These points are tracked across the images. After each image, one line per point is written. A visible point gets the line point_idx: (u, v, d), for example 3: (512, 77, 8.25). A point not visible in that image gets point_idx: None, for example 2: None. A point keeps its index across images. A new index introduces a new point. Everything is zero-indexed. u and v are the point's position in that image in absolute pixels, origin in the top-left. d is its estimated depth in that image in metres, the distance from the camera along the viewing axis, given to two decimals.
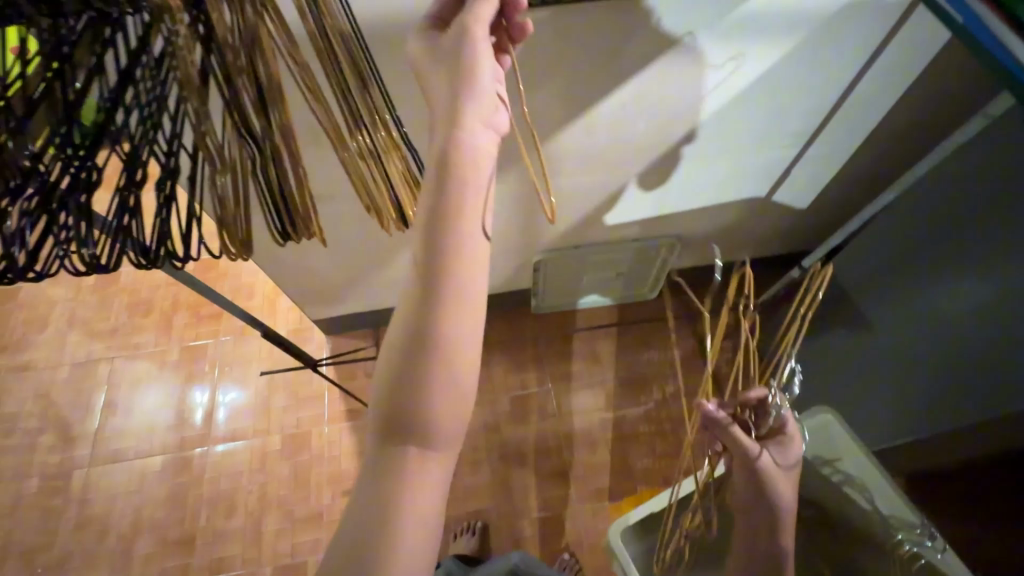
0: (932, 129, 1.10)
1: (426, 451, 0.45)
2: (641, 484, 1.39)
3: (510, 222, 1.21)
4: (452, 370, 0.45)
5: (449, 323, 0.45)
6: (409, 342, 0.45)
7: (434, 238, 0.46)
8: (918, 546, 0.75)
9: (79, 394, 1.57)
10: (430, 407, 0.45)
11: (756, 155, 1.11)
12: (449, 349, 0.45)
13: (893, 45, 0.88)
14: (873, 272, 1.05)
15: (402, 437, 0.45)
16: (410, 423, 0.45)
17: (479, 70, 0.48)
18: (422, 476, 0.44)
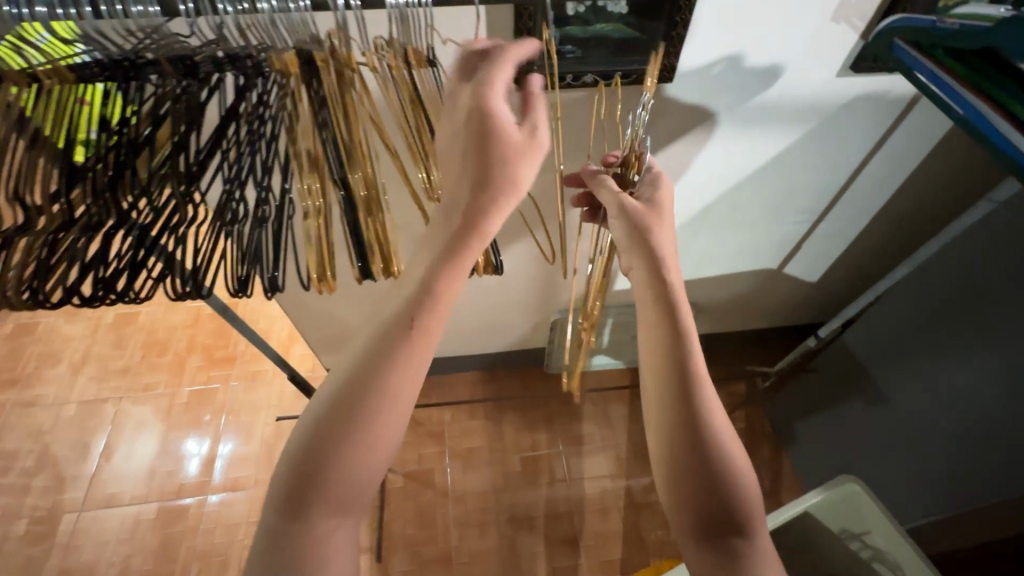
0: (934, 212, 1.17)
1: (336, 522, 0.43)
2: (655, 559, 1.33)
3: (532, 281, 1.25)
4: (371, 449, 0.44)
5: (384, 403, 0.44)
6: (339, 409, 0.43)
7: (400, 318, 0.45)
8: None
9: (82, 434, 1.54)
10: (345, 481, 0.43)
11: (770, 227, 1.16)
12: (376, 429, 0.44)
13: (897, 135, 0.96)
14: (888, 344, 1.08)
15: (311, 507, 0.42)
16: (319, 493, 0.42)
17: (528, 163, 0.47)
18: (326, 547, 0.43)
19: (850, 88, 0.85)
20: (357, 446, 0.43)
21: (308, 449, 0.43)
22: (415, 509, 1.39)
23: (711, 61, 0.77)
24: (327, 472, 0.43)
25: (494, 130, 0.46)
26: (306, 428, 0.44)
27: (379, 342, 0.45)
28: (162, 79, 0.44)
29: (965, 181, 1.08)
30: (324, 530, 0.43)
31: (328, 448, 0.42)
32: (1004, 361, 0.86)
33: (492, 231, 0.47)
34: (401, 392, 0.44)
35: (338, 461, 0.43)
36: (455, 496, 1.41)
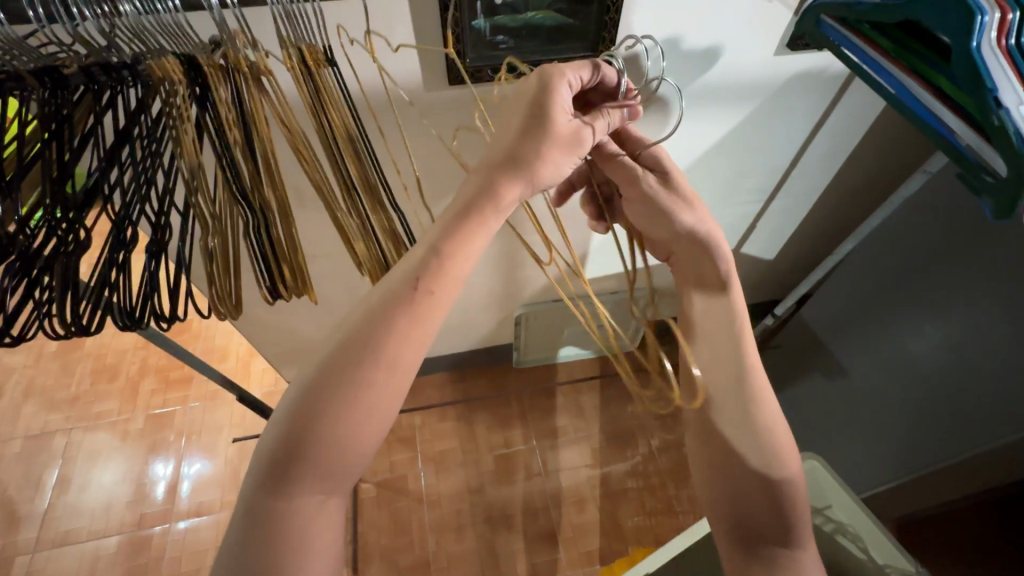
0: (880, 186, 1.19)
1: (322, 484, 0.46)
2: (634, 546, 1.33)
3: (492, 278, 1.23)
4: (366, 418, 0.47)
5: (384, 372, 0.47)
6: (337, 372, 0.46)
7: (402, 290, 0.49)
8: None
9: (30, 470, 1.46)
10: (335, 441, 0.46)
11: (722, 209, 1.16)
12: (372, 395, 0.47)
13: (838, 111, 0.97)
14: (841, 316, 1.11)
15: (301, 464, 0.45)
16: (310, 452, 0.45)
17: (550, 149, 0.52)
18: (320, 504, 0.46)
19: (788, 66, 0.85)
20: (352, 411, 0.46)
21: (296, 419, 0.45)
22: (390, 517, 1.36)
23: (649, 45, 0.75)
24: (314, 435, 0.45)
25: (544, 132, 0.51)
26: (300, 390, 0.47)
27: (377, 310, 0.48)
28: (27, 94, 0.40)
29: (908, 152, 1.10)
30: (316, 490, 0.46)
31: (319, 411, 0.45)
32: (956, 328, 0.87)
33: (504, 210, 0.52)
34: (399, 367, 0.48)
35: (334, 424, 0.46)
36: (430, 500, 1.39)
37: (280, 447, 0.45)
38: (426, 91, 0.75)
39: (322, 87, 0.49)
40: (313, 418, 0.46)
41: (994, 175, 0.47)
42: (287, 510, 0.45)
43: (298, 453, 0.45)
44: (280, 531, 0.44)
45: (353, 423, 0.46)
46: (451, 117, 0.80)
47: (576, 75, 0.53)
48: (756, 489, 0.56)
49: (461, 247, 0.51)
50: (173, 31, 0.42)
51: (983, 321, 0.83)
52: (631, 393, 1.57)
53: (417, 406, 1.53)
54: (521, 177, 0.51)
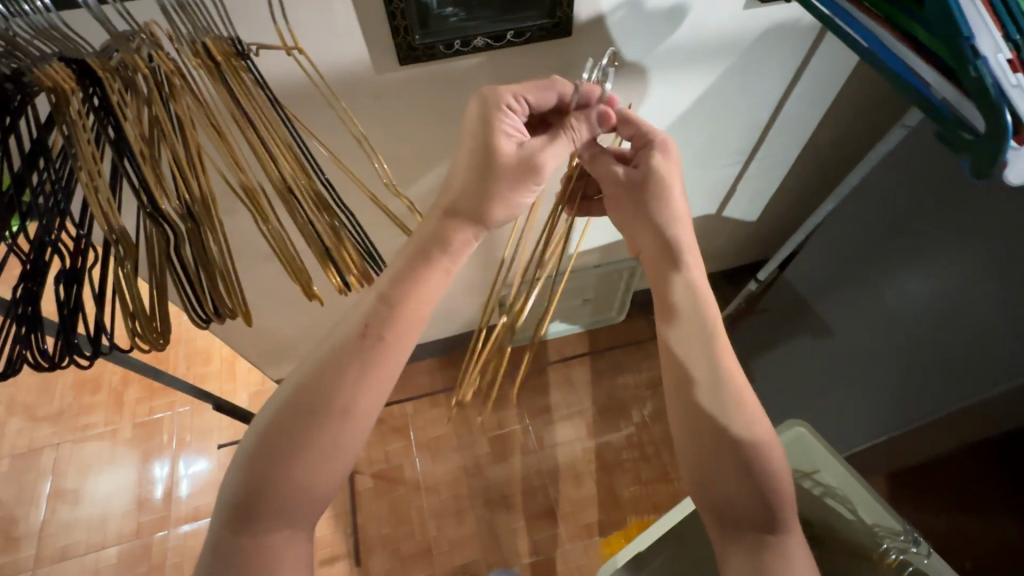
0: (861, 141, 1.16)
1: (287, 526, 0.51)
2: (632, 516, 1.35)
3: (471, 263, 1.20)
4: (318, 464, 0.51)
5: (335, 421, 0.52)
6: (290, 423, 0.51)
7: (360, 343, 0.54)
8: (904, 553, 0.73)
9: (22, 487, 1.44)
10: (294, 486, 0.51)
11: (701, 174, 1.13)
12: (327, 444, 0.51)
13: (814, 65, 0.93)
14: (826, 276, 1.09)
15: (262, 513, 0.50)
16: (272, 500, 0.50)
17: (498, 181, 0.57)
18: (285, 543, 0.51)
19: (759, 20, 0.81)
20: (309, 458, 0.51)
21: (255, 464, 0.50)
22: (389, 506, 1.36)
23: (613, 6, 0.71)
24: (274, 485, 0.50)
25: (495, 173, 0.57)
26: (261, 440, 0.51)
27: (332, 360, 0.53)
28: None
29: (889, 103, 1.06)
30: (275, 533, 0.50)
31: (278, 463, 0.50)
32: (943, 279, 0.85)
33: (457, 257, 0.58)
34: (355, 409, 0.53)
35: (289, 470, 0.50)
36: (427, 487, 1.39)
37: (246, 490, 0.50)
38: (377, 74, 0.70)
39: (234, 83, 0.48)
40: (271, 467, 0.50)
41: (972, 132, 0.44)
42: (256, 543, 0.50)
43: (264, 494, 0.50)
44: (252, 563, 0.49)
45: (310, 469, 0.51)
46: (407, 102, 0.75)
47: (515, 97, 0.58)
48: (731, 477, 0.53)
49: (409, 290, 0.56)
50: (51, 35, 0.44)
51: (968, 274, 0.81)
52: (621, 365, 1.56)
53: (408, 394, 1.52)
54: (470, 226, 0.57)
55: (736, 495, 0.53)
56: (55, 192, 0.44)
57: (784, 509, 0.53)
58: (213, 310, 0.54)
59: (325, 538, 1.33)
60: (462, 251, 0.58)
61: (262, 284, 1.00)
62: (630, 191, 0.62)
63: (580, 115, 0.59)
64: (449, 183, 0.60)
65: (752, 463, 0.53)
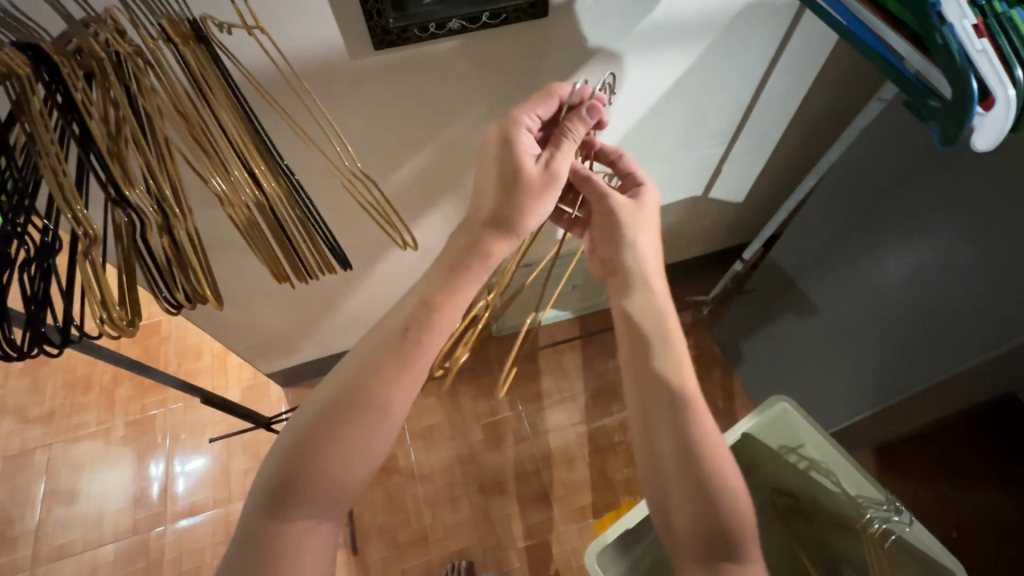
0: (843, 117, 1.16)
1: (317, 519, 0.52)
2: (625, 497, 1.36)
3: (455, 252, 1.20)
4: (357, 458, 0.53)
5: (374, 417, 0.54)
6: (332, 414, 0.53)
7: (402, 341, 0.57)
8: (887, 523, 0.75)
9: (16, 488, 1.44)
10: (330, 478, 0.52)
11: (683, 155, 1.13)
12: (366, 439, 0.54)
13: (794, 42, 0.93)
14: (810, 253, 1.10)
15: (297, 503, 0.51)
16: (307, 491, 0.51)
17: (525, 191, 0.60)
18: (313, 536, 0.51)
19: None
20: (348, 451, 0.53)
21: (297, 451, 0.52)
22: (384, 495, 1.37)
23: None
24: (313, 474, 0.52)
25: (521, 187, 0.60)
26: (304, 427, 0.53)
27: (376, 356, 0.56)
28: None
29: (870, 78, 1.06)
30: (305, 523, 0.51)
31: (319, 451, 0.52)
32: (925, 254, 0.86)
33: (491, 262, 0.61)
34: (394, 407, 0.55)
35: (330, 460, 0.52)
36: (422, 475, 1.40)
37: (278, 476, 0.51)
38: (352, 60, 0.69)
39: (198, 72, 0.49)
40: (313, 456, 0.52)
41: (941, 99, 0.45)
42: (281, 531, 0.50)
43: (295, 480, 0.51)
44: (274, 551, 0.49)
45: (349, 461, 0.53)
46: (382, 89, 0.75)
47: (530, 117, 0.63)
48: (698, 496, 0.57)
49: (447, 294, 0.59)
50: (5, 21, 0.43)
51: (946, 249, 0.82)
52: (612, 349, 1.57)
53: None
54: (507, 237, 0.61)
55: (706, 515, 0.56)
56: (16, 182, 0.44)
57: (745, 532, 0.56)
58: (184, 297, 0.54)
59: None
60: (498, 259, 0.62)
61: (246, 277, 0.99)
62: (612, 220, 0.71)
63: (573, 115, 0.63)
64: (481, 198, 0.64)
65: (717, 484, 0.57)
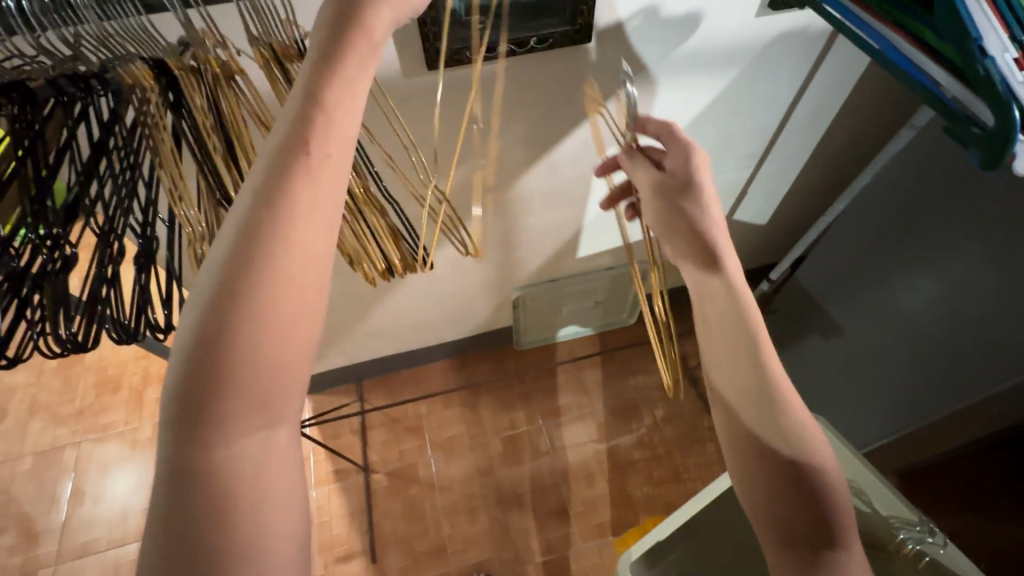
0: (867, 144, 1.19)
1: (268, 427, 0.36)
2: (644, 516, 1.36)
3: (483, 264, 1.23)
4: (279, 334, 0.35)
5: (276, 286, 0.35)
6: (223, 281, 0.34)
7: (293, 160, 0.36)
8: (921, 544, 0.75)
9: (43, 485, 1.47)
10: (251, 371, 0.34)
11: (710, 177, 1.16)
12: (286, 308, 0.35)
13: (823, 69, 0.96)
14: (833, 277, 1.12)
15: (207, 412, 0.34)
16: (227, 398, 0.34)
17: None
18: (267, 455, 0.36)
19: (770, 27, 0.84)
20: (257, 332, 0.34)
21: (195, 341, 0.34)
22: (403, 505, 1.38)
23: (629, 14, 0.74)
24: (222, 367, 0.34)
25: None
26: (198, 305, 0.35)
27: (270, 180, 0.36)
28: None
29: (895, 106, 1.10)
30: (244, 443, 0.35)
31: (221, 335, 0.34)
32: (949, 279, 0.88)
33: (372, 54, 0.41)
34: (311, 252, 0.36)
35: (240, 349, 0.34)
36: (441, 485, 1.41)
37: (181, 384, 0.34)
38: (405, 77, 0.73)
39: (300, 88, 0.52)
40: (222, 341, 0.34)
41: (983, 127, 0.47)
42: (212, 454, 0.34)
43: (209, 379, 0.34)
44: (209, 486, 0.34)
45: (273, 346, 0.35)
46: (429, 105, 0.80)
47: None
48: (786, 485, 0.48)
49: (342, 92, 0.39)
50: (139, 36, 0.48)
51: (971, 275, 0.84)
52: (632, 366, 1.58)
53: (422, 395, 1.54)
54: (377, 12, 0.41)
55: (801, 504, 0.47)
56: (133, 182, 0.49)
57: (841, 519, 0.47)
58: None
59: (342, 534, 1.34)
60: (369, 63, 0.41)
61: None
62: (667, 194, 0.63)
63: None
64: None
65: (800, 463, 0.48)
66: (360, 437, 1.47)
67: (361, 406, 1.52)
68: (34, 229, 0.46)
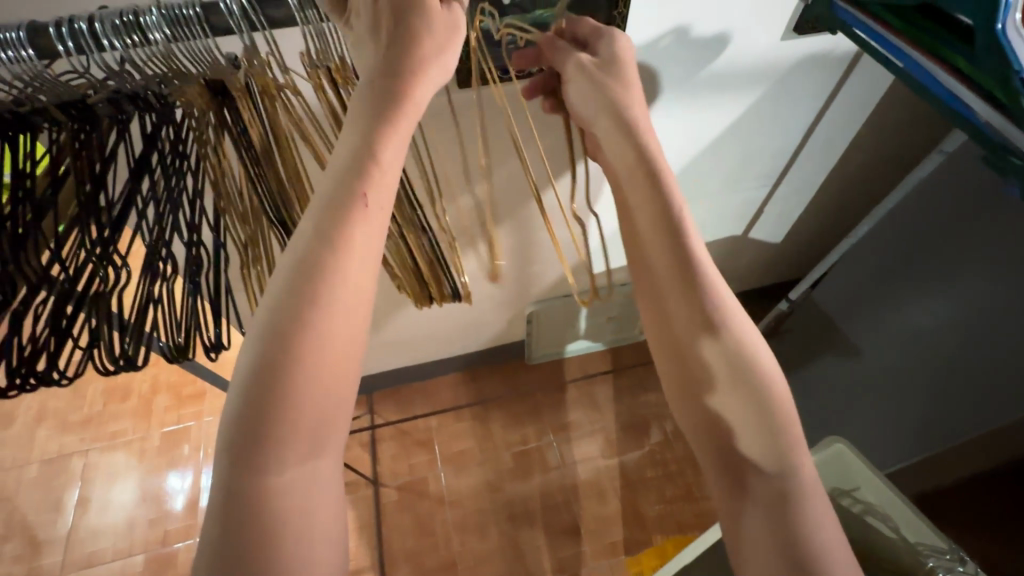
0: (885, 165, 1.20)
1: (311, 457, 0.35)
2: (657, 535, 1.34)
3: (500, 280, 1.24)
4: (324, 364, 0.35)
5: (329, 314, 0.35)
6: (273, 319, 0.35)
7: (341, 201, 0.37)
8: (951, 571, 0.74)
9: (50, 494, 1.45)
10: (296, 401, 0.34)
11: (729, 196, 1.16)
12: (330, 338, 0.35)
13: (847, 89, 0.97)
14: (853, 296, 1.12)
15: (258, 450, 0.34)
16: (277, 432, 0.34)
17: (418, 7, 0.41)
18: (313, 488, 0.35)
19: (796, 49, 0.85)
20: (303, 359, 0.34)
21: (249, 379, 0.34)
22: (413, 520, 1.37)
23: (657, 35, 0.75)
24: (274, 403, 0.34)
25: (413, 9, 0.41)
26: (249, 342, 0.35)
27: (323, 220, 0.37)
28: (60, 129, 0.47)
29: (913, 129, 1.10)
30: (287, 477, 0.34)
31: (273, 371, 0.34)
32: (984, 297, 0.91)
33: (421, 102, 0.41)
34: (353, 279, 0.36)
35: (295, 386, 0.34)
36: (451, 500, 1.39)
37: (234, 422, 0.34)
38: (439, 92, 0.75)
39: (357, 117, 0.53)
40: (274, 376, 0.34)
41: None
42: (260, 489, 0.33)
43: (261, 416, 0.34)
44: (257, 526, 0.33)
45: (319, 378, 0.35)
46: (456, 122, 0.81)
47: None
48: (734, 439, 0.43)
49: (390, 135, 0.40)
50: (200, 55, 0.47)
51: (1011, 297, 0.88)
52: (644, 383, 1.58)
53: (433, 408, 1.53)
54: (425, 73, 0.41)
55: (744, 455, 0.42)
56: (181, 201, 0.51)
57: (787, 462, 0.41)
58: None
59: (351, 549, 1.33)
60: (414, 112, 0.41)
61: None
62: (582, 76, 0.50)
63: None
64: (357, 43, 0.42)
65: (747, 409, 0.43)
66: (370, 450, 1.46)
67: (371, 419, 1.51)
68: (90, 245, 0.48)
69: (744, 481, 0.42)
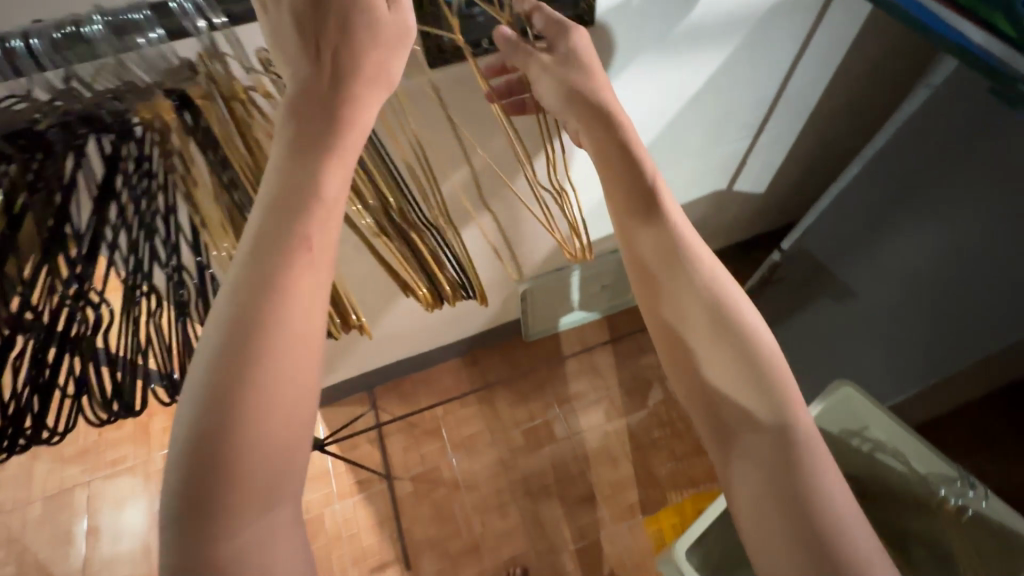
0: (864, 103, 1.19)
1: (267, 512, 0.33)
2: (671, 492, 1.38)
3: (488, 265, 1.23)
4: (272, 414, 0.33)
5: (267, 360, 0.33)
6: (208, 373, 0.32)
7: (276, 236, 0.35)
8: (963, 499, 0.80)
9: (56, 530, 1.42)
10: (241, 458, 0.32)
11: (711, 152, 1.14)
12: (273, 383, 0.33)
13: (822, 29, 0.95)
14: (848, 236, 1.13)
15: (208, 514, 0.31)
16: (225, 495, 0.31)
17: (352, 11, 0.39)
18: (273, 542, 0.33)
19: None
20: (247, 415, 0.32)
21: (190, 441, 0.31)
22: (431, 508, 1.38)
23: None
24: (220, 465, 0.31)
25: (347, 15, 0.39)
26: (186, 405, 0.32)
27: (256, 258, 0.35)
28: (7, 163, 0.44)
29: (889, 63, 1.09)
30: (244, 538, 0.32)
31: (214, 428, 0.32)
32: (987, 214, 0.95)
33: (368, 121, 0.40)
34: (293, 319, 0.34)
35: (240, 439, 0.32)
36: (467, 484, 1.40)
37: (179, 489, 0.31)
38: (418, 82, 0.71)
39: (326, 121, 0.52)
40: (214, 436, 0.32)
41: None
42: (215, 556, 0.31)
43: (205, 479, 0.31)
44: None
45: (268, 428, 0.33)
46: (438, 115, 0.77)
47: None
48: (749, 430, 0.43)
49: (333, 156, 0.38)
50: (157, 64, 0.46)
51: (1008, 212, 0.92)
52: (643, 346, 1.59)
53: (437, 396, 1.53)
54: (368, 88, 0.40)
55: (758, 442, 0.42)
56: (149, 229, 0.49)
57: (805, 447, 0.41)
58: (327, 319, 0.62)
59: (374, 544, 1.33)
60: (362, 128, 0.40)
61: None
62: (558, 72, 0.51)
63: None
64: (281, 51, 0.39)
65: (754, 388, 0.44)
66: (378, 445, 1.46)
67: (377, 415, 1.50)
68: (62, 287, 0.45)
69: (738, 433, 0.44)
